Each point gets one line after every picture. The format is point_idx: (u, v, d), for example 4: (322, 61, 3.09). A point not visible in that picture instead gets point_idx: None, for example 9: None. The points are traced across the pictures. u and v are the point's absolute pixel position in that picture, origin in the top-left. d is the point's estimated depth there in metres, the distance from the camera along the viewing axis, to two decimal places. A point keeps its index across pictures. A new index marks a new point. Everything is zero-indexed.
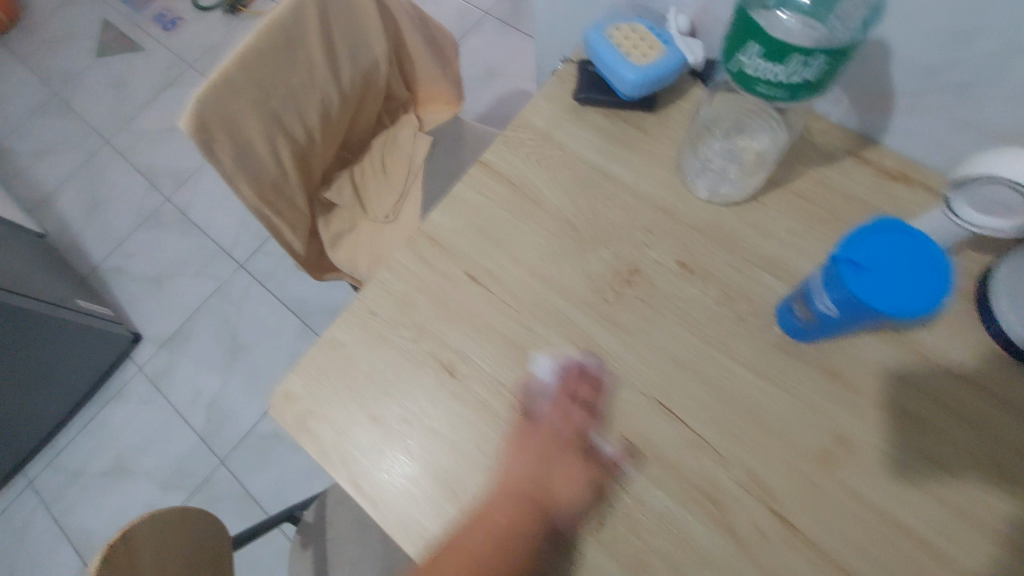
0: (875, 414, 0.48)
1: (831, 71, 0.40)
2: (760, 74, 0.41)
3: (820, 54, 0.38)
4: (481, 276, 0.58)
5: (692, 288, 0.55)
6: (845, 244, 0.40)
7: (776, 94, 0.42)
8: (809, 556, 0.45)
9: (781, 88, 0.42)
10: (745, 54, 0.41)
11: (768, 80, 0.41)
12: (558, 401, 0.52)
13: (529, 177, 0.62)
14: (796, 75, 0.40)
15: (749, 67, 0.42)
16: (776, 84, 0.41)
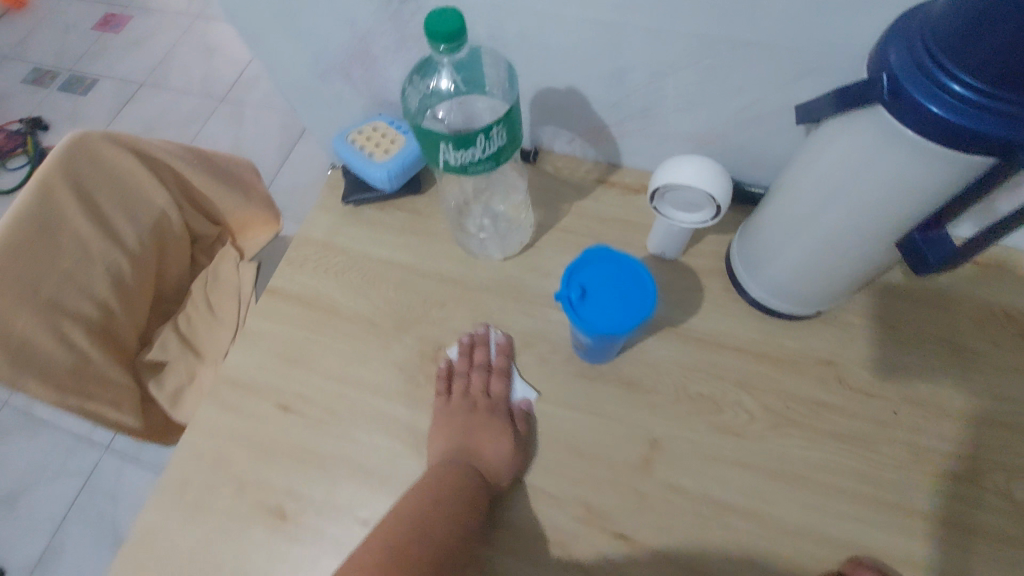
0: (675, 408, 0.52)
1: (512, 130, 0.43)
2: (467, 159, 0.42)
3: (495, 125, 0.41)
4: (293, 402, 0.57)
5: (493, 347, 0.57)
6: (565, 296, 0.42)
7: (487, 167, 0.44)
8: (659, 565, 0.47)
9: (488, 161, 0.44)
10: (446, 151, 0.41)
11: (476, 160, 0.43)
12: (462, 373, 0.56)
13: (319, 289, 0.62)
14: (490, 147, 0.43)
15: (455, 160, 0.43)
16: (482, 160, 0.43)
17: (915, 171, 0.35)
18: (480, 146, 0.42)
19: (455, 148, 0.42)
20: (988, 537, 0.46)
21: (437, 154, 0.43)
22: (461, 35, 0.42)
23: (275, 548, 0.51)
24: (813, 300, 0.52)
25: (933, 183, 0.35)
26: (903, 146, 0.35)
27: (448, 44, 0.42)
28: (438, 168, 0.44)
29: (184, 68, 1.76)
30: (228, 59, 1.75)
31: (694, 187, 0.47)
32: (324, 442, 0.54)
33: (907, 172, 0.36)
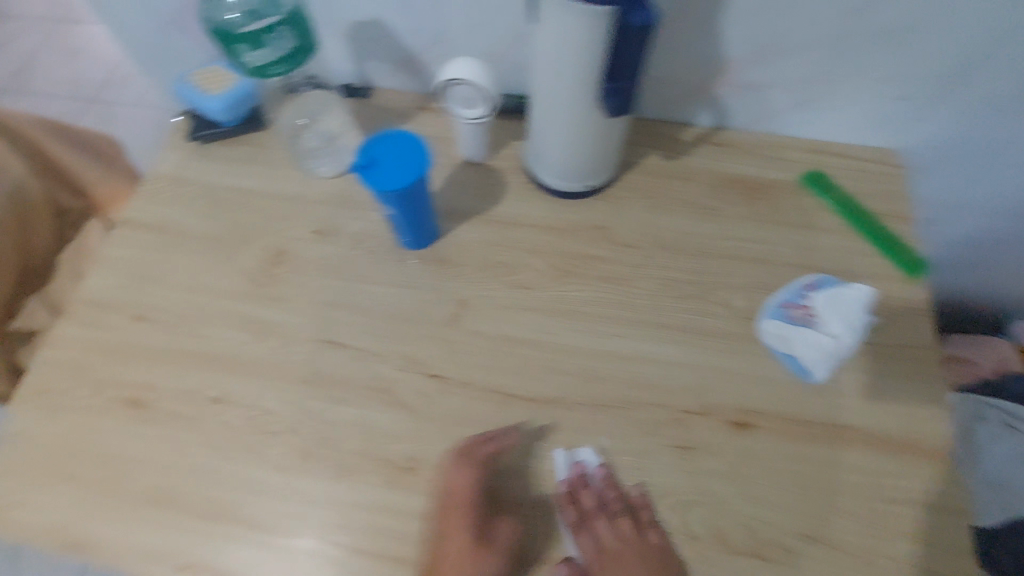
0: (480, 275, 0.63)
1: (301, 33, 0.52)
2: (264, 60, 0.51)
3: (279, 26, 0.50)
4: (146, 312, 0.62)
5: (328, 247, 0.65)
6: (361, 169, 0.52)
7: (286, 68, 0.53)
8: (466, 392, 0.57)
9: (285, 61, 0.52)
10: (241, 52, 0.50)
11: (273, 61, 0.52)
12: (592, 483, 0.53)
13: (168, 217, 0.68)
14: (282, 48, 0.51)
15: (254, 61, 0.51)
16: (279, 60, 0.52)
17: (573, 34, 0.46)
18: (270, 45, 0.51)
19: (250, 51, 0.50)
20: (715, 334, 0.59)
21: (239, 58, 0.51)
22: None
23: (131, 432, 0.56)
24: (581, 177, 0.64)
25: (593, 42, 0.46)
26: (564, 16, 0.45)
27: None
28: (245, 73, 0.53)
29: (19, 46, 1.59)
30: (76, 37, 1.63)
31: (469, 82, 0.57)
32: (176, 339, 0.61)
33: (570, 38, 0.47)
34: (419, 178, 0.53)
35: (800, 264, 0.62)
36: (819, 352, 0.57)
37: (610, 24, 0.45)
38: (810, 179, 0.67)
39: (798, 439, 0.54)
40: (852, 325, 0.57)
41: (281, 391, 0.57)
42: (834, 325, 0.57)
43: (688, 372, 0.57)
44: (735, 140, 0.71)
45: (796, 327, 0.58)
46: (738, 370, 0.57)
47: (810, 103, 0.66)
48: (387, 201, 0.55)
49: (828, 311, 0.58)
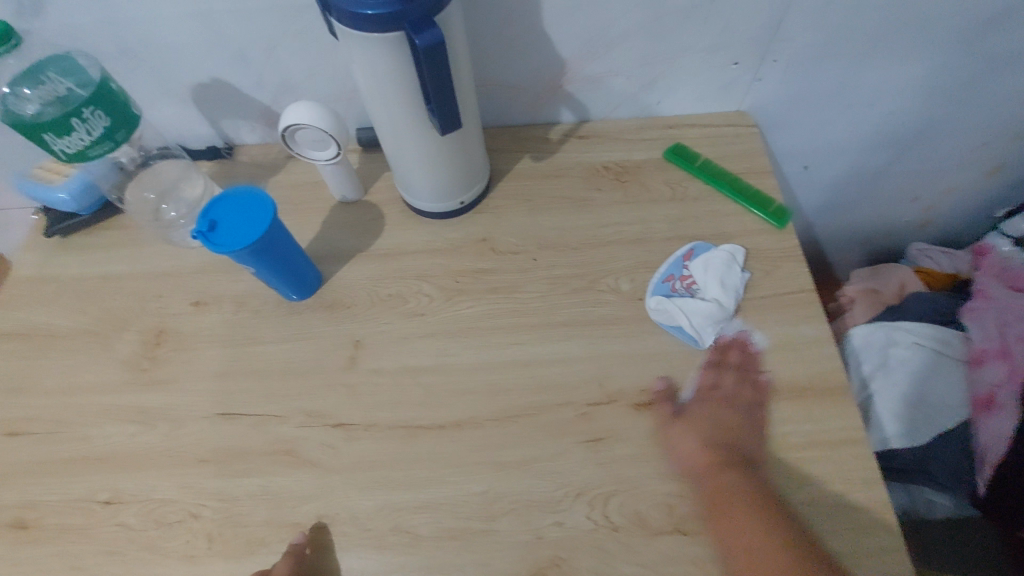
0: (370, 311, 0.62)
1: (112, 110, 0.52)
2: (79, 144, 0.51)
3: (86, 109, 0.49)
4: (20, 426, 0.58)
5: (210, 316, 0.63)
6: (204, 233, 0.50)
7: (107, 147, 0.53)
8: (372, 434, 0.55)
9: (104, 141, 0.52)
10: (51, 140, 0.49)
11: (89, 143, 0.51)
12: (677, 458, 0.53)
13: (36, 319, 0.65)
14: (96, 128, 0.51)
15: (68, 147, 0.50)
16: (96, 141, 0.51)
17: (381, 58, 0.47)
18: (82, 130, 0.50)
19: (59, 138, 0.49)
20: (607, 321, 0.59)
21: (50, 147, 0.50)
22: (13, 35, 0.47)
23: (18, 559, 0.52)
24: (451, 194, 0.65)
25: (398, 66, 0.48)
26: (363, 48, 0.46)
27: (3, 46, 0.47)
28: (61, 160, 0.52)
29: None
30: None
31: (307, 124, 0.57)
32: (57, 448, 0.57)
33: (380, 62, 0.48)
34: (267, 228, 0.51)
35: (677, 236, 0.65)
36: (702, 317, 0.58)
37: (406, 47, 0.46)
38: (673, 154, 0.70)
39: (703, 406, 0.55)
40: (732, 289, 0.60)
41: (176, 478, 0.54)
42: (715, 290, 0.59)
43: (588, 364, 0.57)
44: (599, 131, 0.73)
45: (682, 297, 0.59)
46: (636, 351, 0.58)
47: (653, 83, 0.69)
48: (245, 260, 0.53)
49: (706, 279, 0.60)
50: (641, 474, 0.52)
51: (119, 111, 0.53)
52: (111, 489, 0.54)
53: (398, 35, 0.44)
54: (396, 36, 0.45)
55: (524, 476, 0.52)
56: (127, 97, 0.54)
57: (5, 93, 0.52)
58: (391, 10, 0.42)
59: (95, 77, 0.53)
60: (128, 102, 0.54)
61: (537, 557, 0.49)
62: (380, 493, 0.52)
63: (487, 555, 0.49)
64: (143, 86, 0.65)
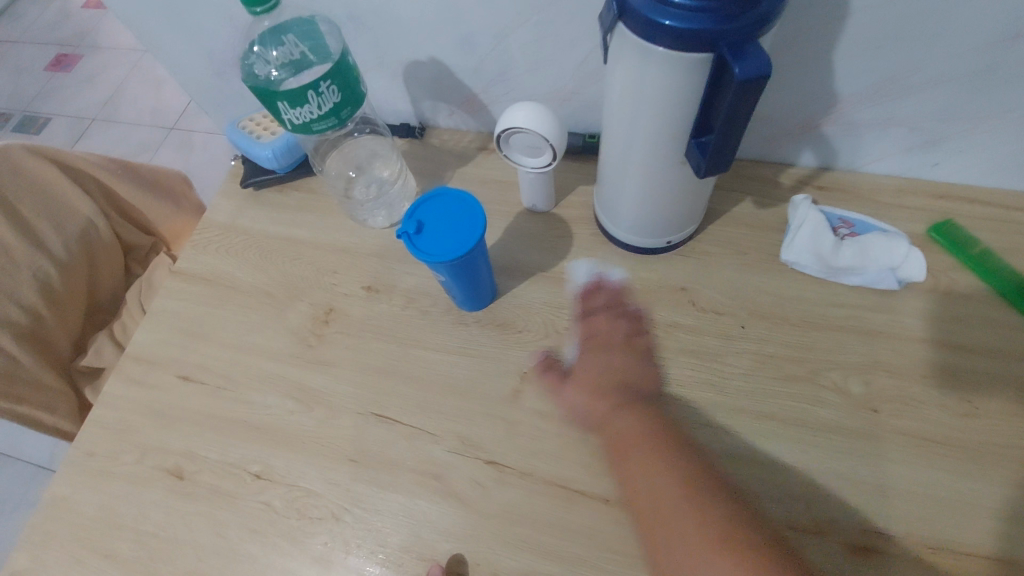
0: (543, 342, 0.56)
1: (343, 87, 0.48)
2: (307, 117, 0.48)
3: (320, 84, 0.46)
4: (192, 372, 0.60)
5: (379, 305, 0.61)
6: (410, 234, 0.47)
7: (330, 123, 0.50)
8: (524, 484, 0.50)
9: (329, 117, 0.49)
10: (283, 110, 0.47)
11: (315, 117, 0.49)
12: None
13: (221, 268, 0.66)
14: (325, 104, 0.48)
15: (296, 118, 0.48)
16: (322, 116, 0.49)
17: (663, 82, 0.39)
18: (314, 103, 0.47)
19: (292, 110, 0.47)
20: (825, 429, 0.49)
21: (281, 116, 0.48)
22: None
23: (171, 506, 0.53)
24: (660, 231, 0.56)
25: (680, 91, 0.40)
26: (647, 65, 0.39)
27: (262, 6, 0.44)
28: (287, 129, 0.50)
29: (81, 87, 1.64)
30: (120, 69, 1.65)
31: (531, 131, 0.51)
32: (220, 404, 0.57)
33: (657, 85, 0.40)
34: (471, 248, 0.46)
35: (932, 342, 0.52)
36: (824, 271, 0.55)
37: (705, 70, 0.38)
38: (942, 234, 0.56)
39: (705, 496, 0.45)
40: (865, 264, 0.54)
41: (323, 470, 0.53)
42: (851, 253, 0.54)
43: (795, 475, 0.47)
44: (846, 185, 0.61)
45: (827, 225, 0.56)
46: (854, 476, 0.47)
47: (940, 143, 0.55)
48: (438, 268, 0.49)
49: (866, 242, 0.55)
50: None
51: (349, 88, 0.49)
52: (262, 464, 0.54)
53: (704, 56, 0.36)
54: (698, 62, 0.37)
55: None
56: (358, 73, 0.51)
57: (253, 52, 0.51)
58: (707, 31, 0.34)
59: (335, 49, 0.50)
60: (359, 78, 0.51)
61: None
62: (528, 556, 0.47)
63: None
64: (363, 55, 0.63)
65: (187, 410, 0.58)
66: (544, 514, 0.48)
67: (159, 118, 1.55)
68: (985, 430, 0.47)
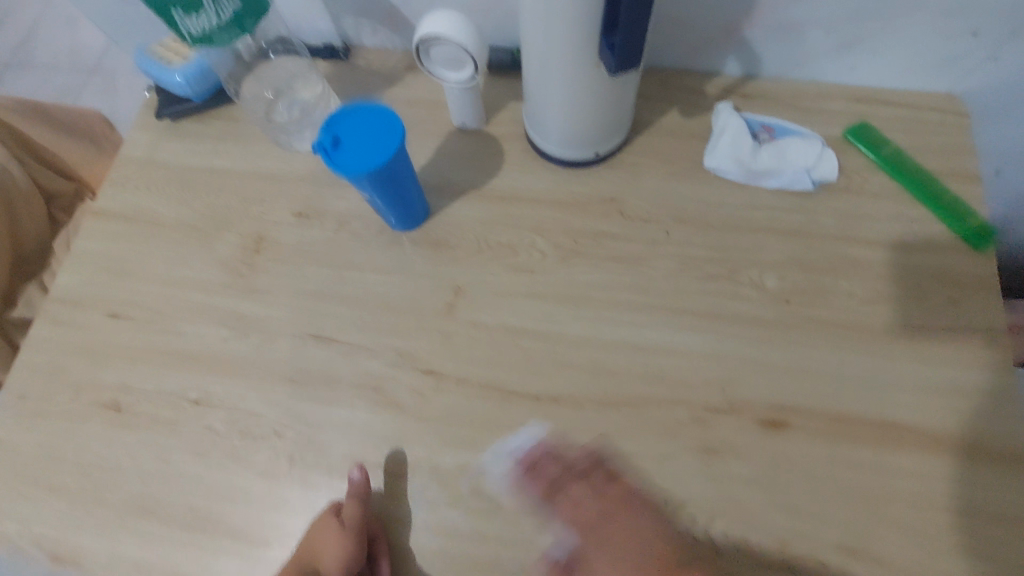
0: (476, 257, 0.57)
1: None
2: (206, 27, 0.46)
3: None
4: (120, 308, 0.59)
5: (311, 231, 0.60)
6: (323, 148, 0.45)
7: (233, 34, 0.48)
8: (461, 390, 0.52)
9: (230, 26, 0.48)
10: (178, 19, 0.45)
11: (216, 26, 0.47)
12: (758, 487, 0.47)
13: (142, 203, 0.64)
14: (224, 12, 0.46)
15: (195, 29, 0.46)
16: (223, 26, 0.47)
17: None
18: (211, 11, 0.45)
19: (189, 19, 0.45)
20: (742, 321, 0.52)
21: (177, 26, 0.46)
22: None
23: (112, 437, 0.53)
24: (587, 142, 0.56)
25: None
26: None
27: None
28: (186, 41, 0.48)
29: None
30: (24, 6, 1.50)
31: (450, 41, 0.50)
32: (154, 337, 0.57)
33: None
34: (388, 160, 0.46)
35: (842, 237, 0.55)
36: (744, 175, 0.57)
37: None
38: (856, 135, 0.58)
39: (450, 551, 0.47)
40: (782, 166, 0.56)
41: (263, 392, 0.53)
42: (772, 154, 0.57)
43: (713, 364, 0.51)
44: (769, 92, 0.62)
45: (746, 131, 0.58)
46: (766, 361, 0.50)
47: (855, 44, 0.56)
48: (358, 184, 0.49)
49: (782, 145, 0.57)
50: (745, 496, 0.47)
51: None
52: (200, 391, 0.54)
53: None
54: None
55: (624, 471, 0.48)
56: None
57: None
58: None
59: None
60: None
61: (624, 560, 0.45)
62: (465, 454, 0.50)
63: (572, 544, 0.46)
64: None
65: (118, 345, 0.57)
66: (482, 415, 0.51)
67: (74, 60, 1.42)
68: (882, 312, 0.52)
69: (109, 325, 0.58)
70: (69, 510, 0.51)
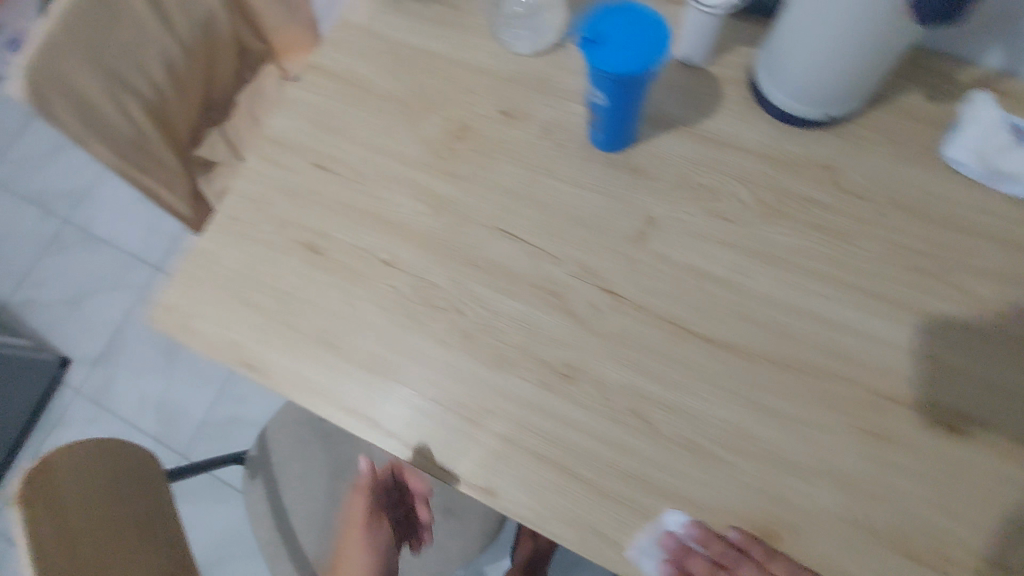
0: (674, 192, 0.56)
1: None
2: None
3: None
4: (327, 161, 0.62)
5: (515, 131, 0.61)
6: (583, 30, 0.45)
7: None
8: (638, 314, 0.53)
9: None
10: None
11: None
12: (921, 483, 0.47)
13: (358, 69, 0.67)
14: None
15: None
16: None
17: None
18: None
19: None
20: (939, 322, 0.50)
21: None
22: None
23: (308, 273, 0.58)
24: (825, 100, 0.54)
25: None
26: None
27: None
28: None
29: None
30: None
31: None
32: (354, 195, 0.60)
33: None
34: (625, 73, 0.45)
35: None
36: (983, 168, 0.53)
37: None
38: None
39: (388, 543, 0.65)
40: None
41: (448, 268, 0.56)
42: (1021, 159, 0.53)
43: (899, 355, 0.50)
44: None
45: (1005, 124, 0.54)
46: (954, 366, 0.49)
47: None
48: (592, 79, 0.49)
49: None
50: (905, 486, 0.47)
51: None
52: (390, 254, 0.57)
53: None
54: None
55: (787, 432, 0.48)
56: None
57: None
58: None
59: None
60: None
61: (767, 510, 0.47)
62: (630, 373, 0.51)
63: (719, 483, 0.48)
64: None
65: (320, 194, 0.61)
66: (654, 343, 0.52)
67: None
68: None
69: (312, 174, 0.62)
70: (261, 330, 0.57)
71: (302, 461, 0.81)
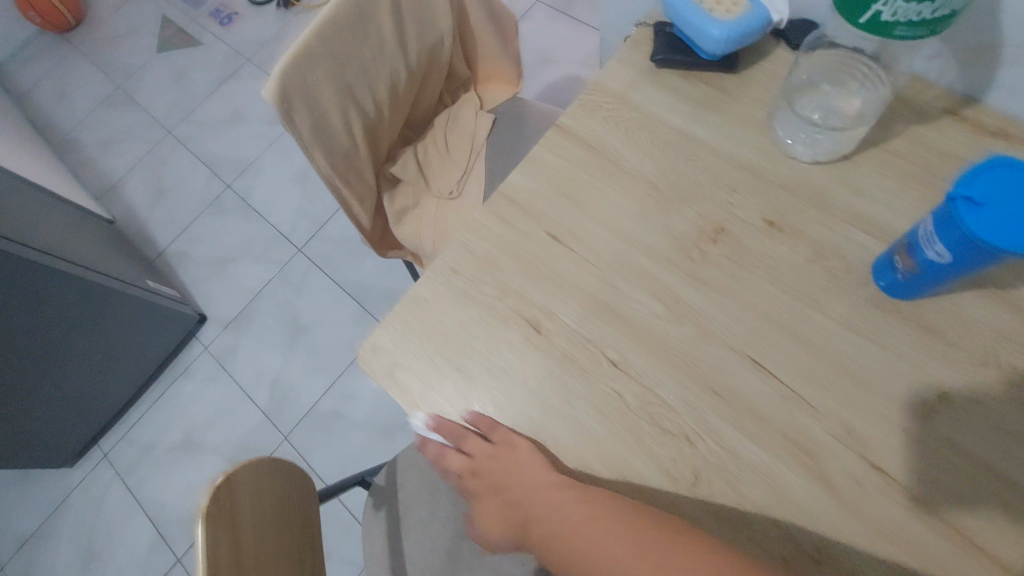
0: (974, 368, 0.48)
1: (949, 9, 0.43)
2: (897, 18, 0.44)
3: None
4: (562, 234, 0.58)
5: (781, 247, 0.54)
6: (961, 178, 0.40)
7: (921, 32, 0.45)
8: (911, 507, 0.45)
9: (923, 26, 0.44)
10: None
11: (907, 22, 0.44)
12: None
13: (606, 136, 0.61)
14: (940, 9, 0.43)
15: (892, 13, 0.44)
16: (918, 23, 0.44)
17: None
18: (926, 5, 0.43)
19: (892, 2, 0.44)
20: None
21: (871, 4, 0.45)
22: None
23: (526, 352, 0.54)
24: None
25: None
26: None
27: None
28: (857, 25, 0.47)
29: None
30: None
31: None
32: (587, 279, 0.56)
33: None
34: (986, 242, 0.38)
35: None
36: None
37: None
38: None
39: None
40: None
41: (684, 389, 0.50)
42: None
43: None
44: None
45: None
46: None
47: None
48: (937, 229, 0.43)
49: None
50: None
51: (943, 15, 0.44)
52: (618, 355, 0.53)
53: None
54: None
55: None
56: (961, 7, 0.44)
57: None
58: None
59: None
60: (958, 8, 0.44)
61: None
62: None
63: None
64: None
65: (550, 269, 0.57)
66: (929, 548, 0.44)
67: None
68: None
69: (543, 246, 0.58)
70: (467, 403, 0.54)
71: (429, 504, 0.81)
